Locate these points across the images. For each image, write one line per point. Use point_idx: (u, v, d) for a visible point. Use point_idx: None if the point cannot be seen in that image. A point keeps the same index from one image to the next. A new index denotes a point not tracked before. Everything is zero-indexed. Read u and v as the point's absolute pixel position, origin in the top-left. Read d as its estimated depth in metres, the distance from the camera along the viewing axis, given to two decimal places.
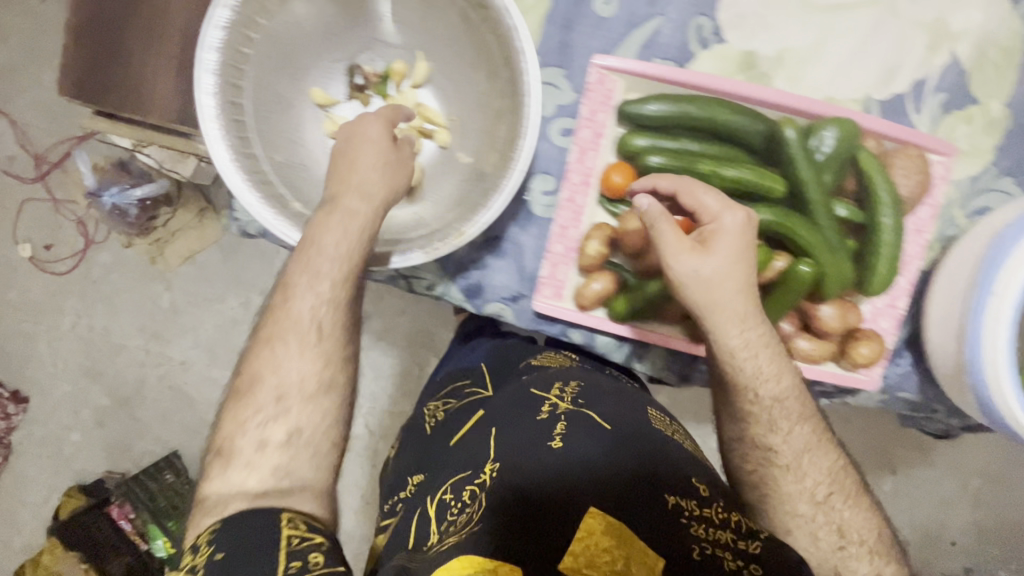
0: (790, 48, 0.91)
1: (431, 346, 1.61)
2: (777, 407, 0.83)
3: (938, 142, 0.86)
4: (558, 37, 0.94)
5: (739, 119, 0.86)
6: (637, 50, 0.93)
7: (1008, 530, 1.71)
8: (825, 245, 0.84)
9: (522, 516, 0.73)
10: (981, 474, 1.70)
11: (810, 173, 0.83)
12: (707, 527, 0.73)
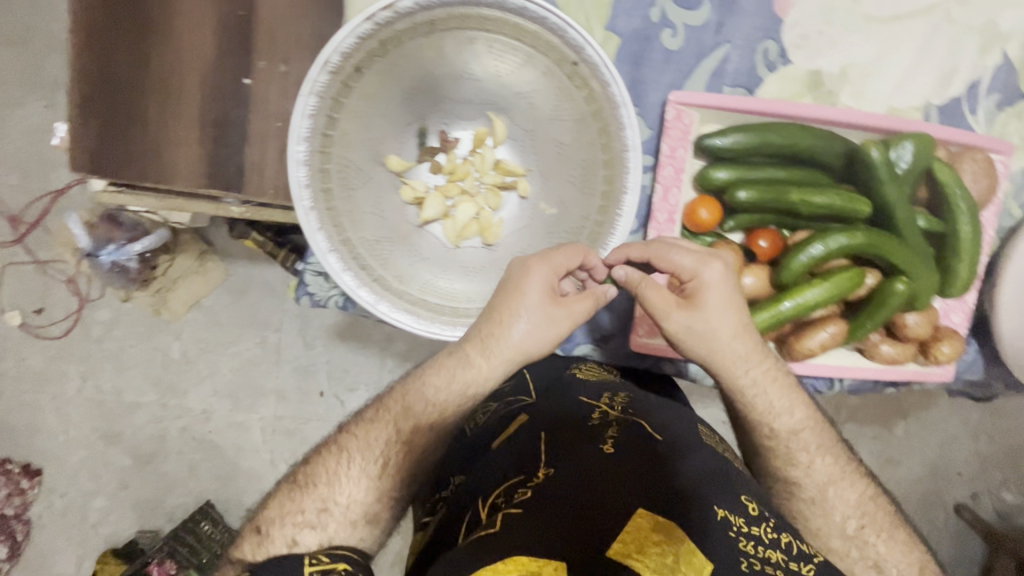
0: (855, 61, 0.92)
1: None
2: (795, 438, 0.87)
3: (1001, 144, 0.90)
4: (629, 73, 0.91)
5: (821, 144, 0.88)
6: (707, 79, 0.92)
7: (1005, 455, 1.85)
8: (920, 262, 0.86)
9: (569, 512, 0.70)
10: (978, 409, 1.83)
11: (895, 192, 0.86)
12: (756, 546, 0.72)
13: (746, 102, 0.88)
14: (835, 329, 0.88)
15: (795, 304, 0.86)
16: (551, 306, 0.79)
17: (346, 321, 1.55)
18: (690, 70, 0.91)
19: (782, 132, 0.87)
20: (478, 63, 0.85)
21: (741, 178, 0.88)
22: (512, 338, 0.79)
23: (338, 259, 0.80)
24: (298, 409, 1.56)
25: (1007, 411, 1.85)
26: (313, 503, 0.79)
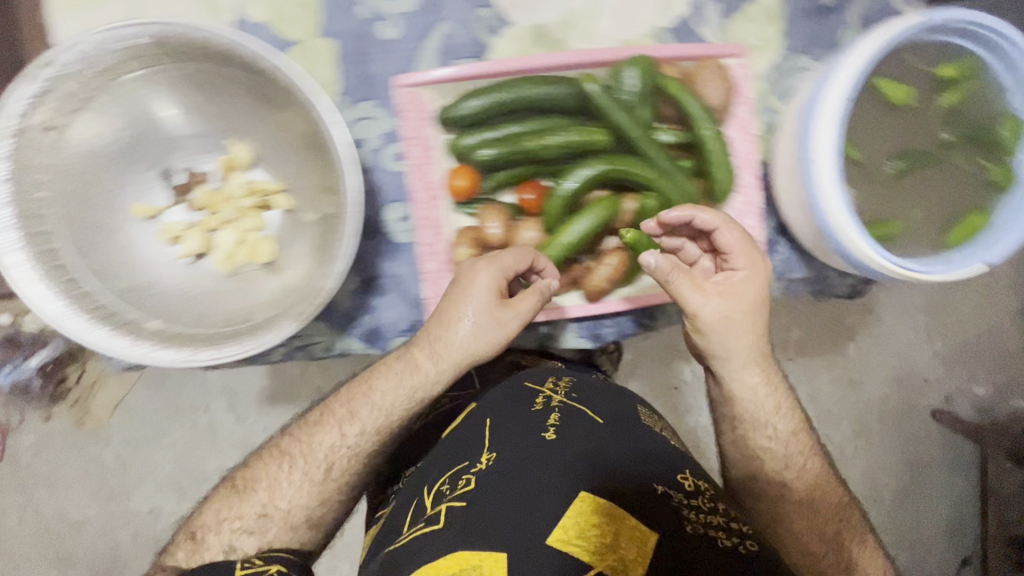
0: (575, 8, 0.94)
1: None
2: (784, 432, 0.96)
3: (729, 47, 0.90)
4: (360, 71, 0.93)
5: (555, 93, 0.89)
6: (436, 56, 0.94)
7: (966, 349, 1.81)
8: (664, 174, 0.90)
9: (509, 500, 0.81)
10: (926, 310, 1.80)
11: (623, 117, 0.88)
12: (695, 512, 0.79)
13: (466, 70, 0.88)
14: (615, 259, 0.93)
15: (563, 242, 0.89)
16: (495, 312, 0.86)
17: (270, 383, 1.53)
18: (417, 54, 0.93)
19: (508, 90, 0.89)
20: (198, 108, 0.95)
21: (489, 140, 0.90)
22: (461, 341, 0.86)
23: (84, 322, 0.85)
24: None
25: (956, 305, 1.81)
26: (253, 509, 0.90)
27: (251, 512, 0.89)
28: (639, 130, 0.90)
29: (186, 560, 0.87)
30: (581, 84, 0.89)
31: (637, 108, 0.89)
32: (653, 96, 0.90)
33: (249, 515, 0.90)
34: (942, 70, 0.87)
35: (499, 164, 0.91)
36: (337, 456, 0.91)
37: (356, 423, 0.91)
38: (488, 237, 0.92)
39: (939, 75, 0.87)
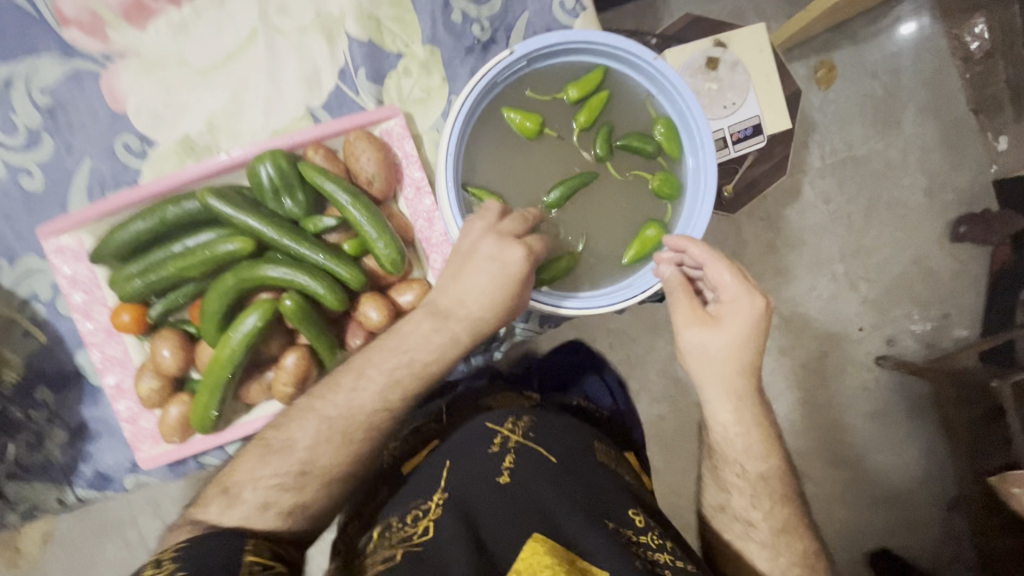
0: (214, 110, 0.73)
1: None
2: (746, 445, 0.71)
3: (376, 111, 0.67)
4: (11, 232, 0.73)
5: (186, 210, 0.62)
6: (93, 198, 0.74)
7: (897, 287, 1.66)
8: (340, 259, 0.61)
9: (468, 542, 0.62)
10: (842, 256, 1.64)
11: (254, 223, 0.60)
12: (644, 550, 0.64)
13: (101, 206, 0.63)
14: (293, 359, 0.63)
15: (232, 356, 0.59)
16: (514, 293, 0.64)
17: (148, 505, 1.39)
18: (69, 200, 0.73)
19: (142, 217, 0.62)
20: None
21: (132, 272, 0.63)
22: (477, 309, 0.64)
23: None
24: None
25: (873, 245, 1.66)
26: (290, 465, 0.60)
27: (286, 466, 0.59)
28: (290, 227, 0.61)
29: (218, 519, 0.57)
30: (197, 193, 0.61)
31: (275, 205, 0.62)
32: (292, 185, 0.62)
33: (284, 471, 0.60)
34: (569, 93, 0.72)
35: (157, 290, 0.63)
36: (378, 417, 0.62)
37: (387, 382, 0.62)
38: (163, 369, 0.64)
39: (569, 99, 0.73)
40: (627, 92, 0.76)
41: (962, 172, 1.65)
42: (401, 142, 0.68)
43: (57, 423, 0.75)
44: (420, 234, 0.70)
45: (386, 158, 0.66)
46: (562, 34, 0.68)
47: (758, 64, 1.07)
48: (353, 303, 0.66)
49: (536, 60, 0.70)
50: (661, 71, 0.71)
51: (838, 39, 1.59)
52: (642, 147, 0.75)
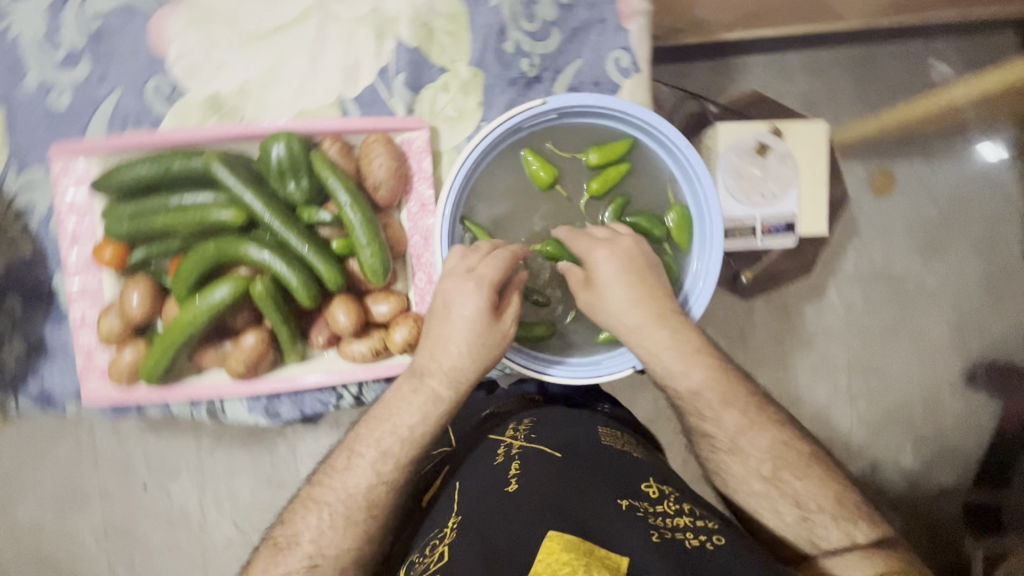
0: (249, 75, 0.72)
1: (191, 427, 1.34)
2: (703, 400, 0.69)
3: (403, 120, 0.68)
4: (26, 140, 0.73)
5: (192, 167, 0.63)
6: (111, 130, 0.72)
7: (899, 415, 1.52)
8: (321, 254, 0.62)
9: (485, 559, 0.55)
10: (849, 368, 1.52)
11: (249, 196, 0.61)
12: (664, 519, 0.58)
13: (116, 141, 0.65)
14: (253, 339, 0.64)
15: (195, 319, 0.61)
16: (483, 330, 0.63)
17: (71, 421, 1.33)
18: (88, 125, 0.72)
19: (148, 163, 0.63)
20: None
21: (125, 213, 0.64)
22: (462, 360, 0.64)
23: None
24: (75, 514, 1.33)
25: (886, 366, 1.53)
26: (300, 561, 0.63)
27: (298, 564, 0.63)
28: (283, 209, 0.62)
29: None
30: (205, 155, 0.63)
31: (276, 187, 0.64)
32: (296, 171, 0.63)
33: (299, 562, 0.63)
34: (590, 156, 0.74)
35: (143, 236, 0.64)
36: (376, 493, 0.66)
37: (386, 454, 0.66)
38: (128, 315, 0.64)
39: (589, 163, 0.74)
40: (652, 172, 0.77)
41: (998, 320, 1.53)
42: (417, 157, 0.69)
43: (19, 332, 0.74)
44: (412, 249, 0.70)
45: (396, 167, 0.67)
46: (597, 95, 0.69)
47: (810, 163, 1.04)
48: (325, 302, 0.65)
49: (567, 117, 0.72)
50: (687, 160, 0.71)
51: (905, 150, 1.50)
52: (648, 229, 0.75)
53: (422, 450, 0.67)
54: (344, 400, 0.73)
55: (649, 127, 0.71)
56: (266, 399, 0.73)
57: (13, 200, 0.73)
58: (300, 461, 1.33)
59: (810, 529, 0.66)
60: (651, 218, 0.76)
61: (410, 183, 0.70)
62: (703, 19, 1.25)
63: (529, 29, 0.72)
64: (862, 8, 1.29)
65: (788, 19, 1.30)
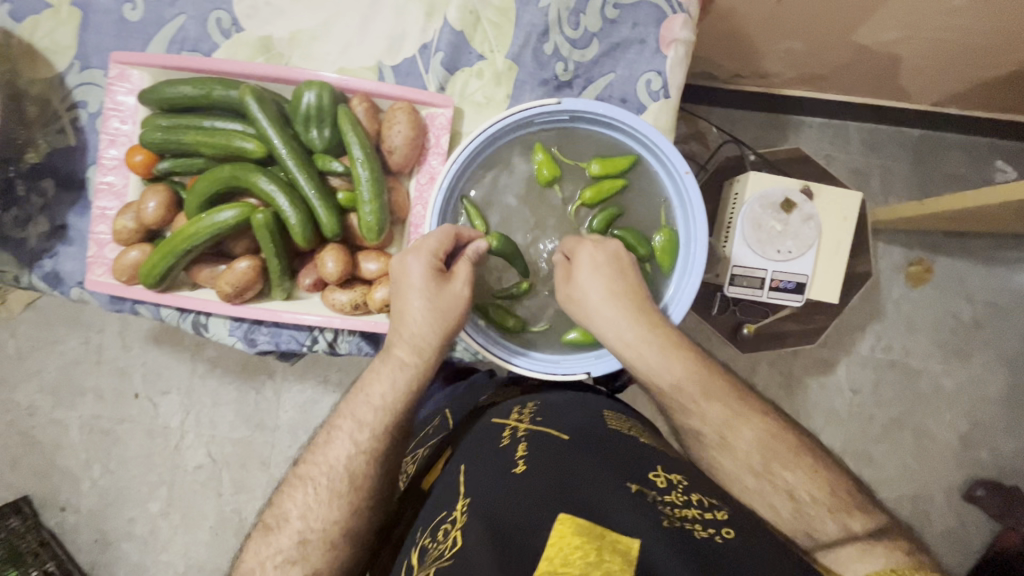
0: (303, 27, 0.76)
1: (189, 351, 1.40)
2: (684, 391, 0.69)
3: (431, 95, 0.72)
4: (94, 44, 0.78)
5: (230, 97, 0.68)
6: (170, 51, 0.78)
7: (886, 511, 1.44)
8: (325, 199, 0.66)
9: (493, 541, 0.53)
10: (843, 452, 1.45)
11: (271, 130, 0.65)
12: (674, 508, 0.56)
13: (168, 57, 0.69)
14: (245, 265, 0.67)
15: (198, 233, 0.65)
16: (434, 293, 0.67)
17: (81, 318, 1.40)
18: (150, 41, 0.77)
19: (191, 83, 0.68)
20: None
21: (159, 124, 0.69)
22: (423, 326, 0.67)
23: None
24: (67, 406, 1.40)
25: (881, 459, 1.46)
26: (289, 539, 0.62)
27: (287, 542, 0.62)
28: (299, 151, 0.66)
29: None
30: (241, 85, 0.67)
31: (298, 129, 0.68)
32: (321, 119, 0.68)
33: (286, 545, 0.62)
34: (592, 166, 0.76)
35: (173, 150, 0.69)
36: (358, 464, 0.66)
37: (364, 425, 0.67)
38: (144, 218, 0.69)
39: (590, 172, 0.76)
40: (649, 191, 0.78)
41: (1010, 439, 1.46)
42: (437, 134, 0.73)
43: (46, 214, 0.79)
44: (412, 218, 0.74)
45: (413, 137, 0.70)
46: (611, 107, 0.71)
47: (835, 231, 1.02)
48: (319, 248, 0.69)
49: (577, 123, 0.74)
50: (682, 184, 0.72)
51: (945, 243, 1.46)
52: (634, 244, 0.76)
53: (398, 420, 0.69)
54: (318, 345, 0.76)
55: (653, 147, 0.73)
56: (248, 325, 0.75)
57: (69, 94, 0.79)
58: (282, 406, 1.39)
59: (806, 521, 0.62)
60: (638, 235, 0.76)
61: (424, 156, 0.74)
62: (764, 69, 1.25)
63: (570, 35, 0.74)
64: (932, 91, 1.26)
65: (852, 87, 1.29)
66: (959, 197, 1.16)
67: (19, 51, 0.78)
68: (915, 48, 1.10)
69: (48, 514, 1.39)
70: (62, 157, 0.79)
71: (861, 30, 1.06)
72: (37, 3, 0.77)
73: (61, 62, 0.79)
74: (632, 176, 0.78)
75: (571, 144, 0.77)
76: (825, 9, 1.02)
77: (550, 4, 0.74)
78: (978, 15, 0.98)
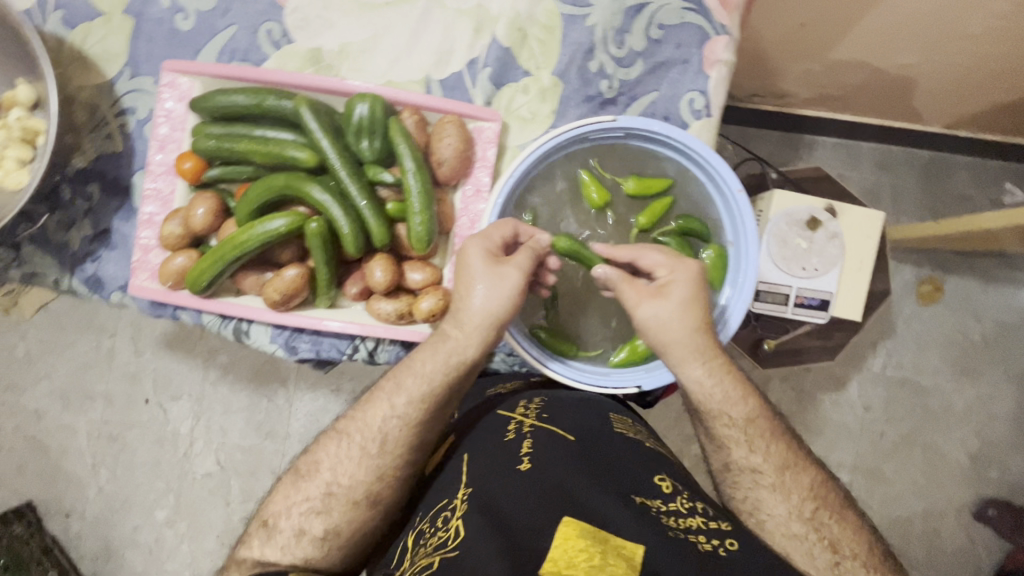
0: (352, 39, 0.78)
1: (202, 356, 1.39)
2: (752, 428, 0.69)
3: (477, 109, 0.74)
4: (145, 51, 0.79)
5: (283, 107, 0.71)
6: (219, 60, 0.79)
7: (897, 529, 1.44)
8: (373, 210, 0.69)
9: (498, 535, 0.54)
10: (854, 469, 1.45)
11: (326, 141, 0.69)
12: (677, 519, 0.57)
13: (227, 68, 0.73)
14: (293, 272, 0.69)
15: (252, 237, 0.67)
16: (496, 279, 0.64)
17: (96, 322, 1.39)
18: (201, 51, 0.79)
19: (247, 94, 0.71)
20: None
21: (212, 133, 0.72)
22: (478, 310, 0.65)
23: None
24: (76, 411, 1.39)
25: (893, 477, 1.46)
26: (318, 489, 0.65)
27: (316, 491, 0.65)
28: (349, 162, 0.69)
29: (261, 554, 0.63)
30: (294, 96, 0.71)
31: (351, 141, 0.71)
32: (372, 131, 0.71)
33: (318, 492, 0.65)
34: (628, 182, 0.77)
35: (223, 158, 0.73)
36: (392, 428, 0.66)
37: (403, 390, 0.66)
38: (192, 224, 0.72)
39: (626, 189, 0.77)
40: (698, 205, 0.79)
41: (1019, 458, 1.47)
42: (482, 148, 0.75)
43: (89, 219, 0.80)
44: (457, 229, 0.76)
45: (461, 149, 0.73)
46: (650, 121, 0.72)
47: (859, 248, 1.05)
48: (367, 257, 0.72)
49: (621, 140, 0.76)
50: (737, 204, 0.73)
51: (956, 263, 1.47)
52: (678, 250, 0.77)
53: (439, 394, 0.67)
54: (358, 354, 0.77)
55: (698, 163, 0.74)
56: (289, 333, 0.78)
57: (118, 101, 0.80)
58: (294, 414, 1.38)
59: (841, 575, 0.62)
60: (682, 240, 0.78)
61: (470, 169, 0.76)
62: (782, 89, 1.27)
63: (616, 54, 0.77)
64: (946, 114, 1.29)
65: (867, 109, 1.31)
66: (972, 218, 1.18)
67: (70, 57, 0.79)
68: (939, 74, 1.12)
69: (53, 520, 1.37)
70: (107, 162, 0.80)
71: (884, 56, 1.09)
72: (89, 11, 0.79)
73: (110, 69, 0.80)
74: (681, 190, 0.79)
75: (618, 156, 0.78)
76: (847, 34, 1.05)
77: (596, 24, 0.76)
78: (996, 42, 1.00)
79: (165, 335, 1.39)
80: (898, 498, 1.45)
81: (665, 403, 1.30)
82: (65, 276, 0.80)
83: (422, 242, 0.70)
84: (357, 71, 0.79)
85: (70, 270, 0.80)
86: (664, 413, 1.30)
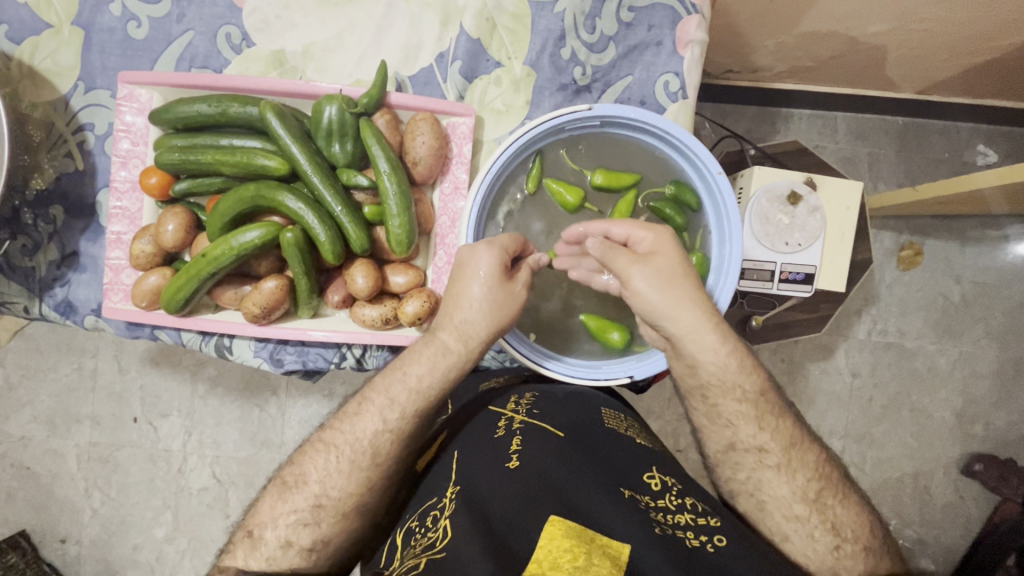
0: (316, 39, 0.76)
1: (188, 371, 1.36)
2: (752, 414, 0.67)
3: (450, 105, 0.73)
4: (98, 63, 0.76)
5: (249, 115, 0.69)
6: (178, 68, 0.76)
7: (888, 489, 1.47)
8: (350, 216, 0.68)
9: (483, 534, 0.54)
10: (845, 434, 1.48)
11: (297, 146, 0.67)
12: (665, 515, 0.57)
13: (185, 76, 0.70)
14: (273, 285, 0.68)
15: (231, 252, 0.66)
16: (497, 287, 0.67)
17: (77, 343, 1.36)
18: (159, 60, 0.76)
19: (211, 102, 0.69)
20: None
21: (177, 145, 0.70)
22: (478, 317, 0.67)
23: None
24: (63, 435, 1.35)
25: (884, 440, 1.49)
26: (304, 501, 0.62)
27: (303, 503, 0.62)
28: (322, 168, 0.68)
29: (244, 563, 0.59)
30: (259, 101, 0.69)
31: (324, 147, 0.70)
32: (344, 133, 0.69)
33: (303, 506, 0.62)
34: (595, 176, 0.76)
35: (190, 171, 0.71)
36: (378, 446, 0.64)
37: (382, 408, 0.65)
38: (162, 241, 0.70)
39: (594, 182, 0.77)
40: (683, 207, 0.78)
41: (1002, 414, 1.50)
42: (457, 143, 0.74)
43: (55, 241, 0.77)
44: (438, 229, 0.76)
45: (437, 147, 0.72)
46: (623, 107, 0.72)
47: (839, 220, 1.05)
48: (348, 264, 0.71)
49: (597, 129, 0.75)
50: (719, 187, 0.72)
51: (933, 227, 1.49)
52: (671, 216, 0.78)
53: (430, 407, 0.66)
54: (346, 361, 0.78)
55: (676, 146, 0.73)
56: (273, 345, 0.78)
57: (75, 117, 0.77)
58: (287, 423, 1.36)
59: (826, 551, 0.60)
60: (675, 206, 0.78)
61: (448, 166, 0.75)
62: (755, 64, 1.27)
63: (587, 40, 0.76)
64: (917, 80, 1.29)
65: (838, 79, 1.31)
66: (946, 183, 1.19)
67: (20, 74, 0.76)
68: (907, 40, 1.12)
69: (48, 547, 1.35)
70: (69, 182, 0.78)
71: (851, 23, 1.08)
72: (36, 24, 0.75)
73: (64, 84, 0.76)
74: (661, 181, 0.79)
75: (598, 145, 0.77)
76: (813, 5, 1.04)
77: (566, 9, 0.75)
78: (960, 6, 1.00)
79: (147, 352, 1.35)
80: (890, 459, 1.48)
81: (659, 385, 1.31)
82: (29, 302, 0.77)
83: (398, 242, 0.69)
84: (321, 69, 0.77)
85: (36, 295, 0.77)
86: (657, 393, 1.32)
